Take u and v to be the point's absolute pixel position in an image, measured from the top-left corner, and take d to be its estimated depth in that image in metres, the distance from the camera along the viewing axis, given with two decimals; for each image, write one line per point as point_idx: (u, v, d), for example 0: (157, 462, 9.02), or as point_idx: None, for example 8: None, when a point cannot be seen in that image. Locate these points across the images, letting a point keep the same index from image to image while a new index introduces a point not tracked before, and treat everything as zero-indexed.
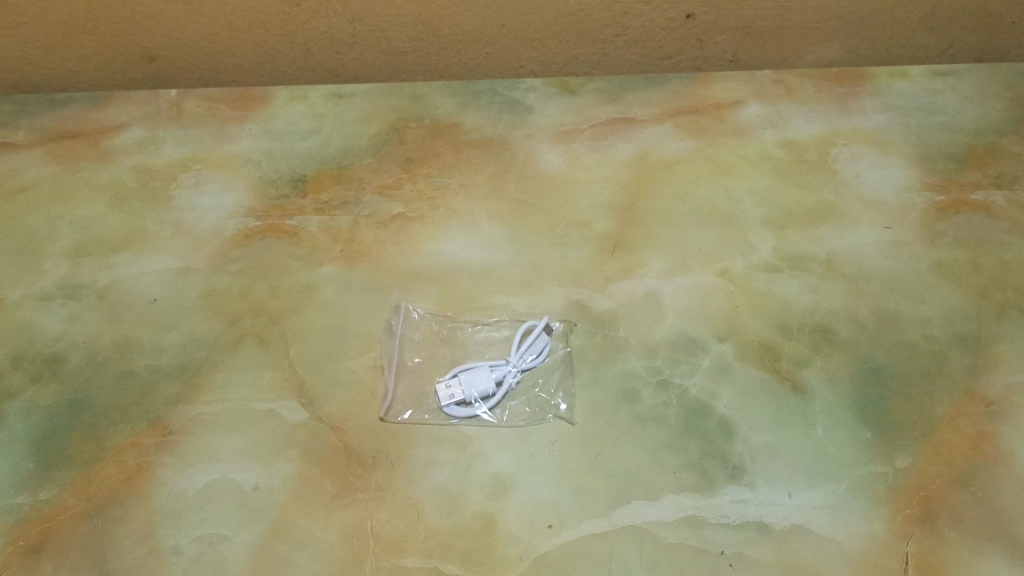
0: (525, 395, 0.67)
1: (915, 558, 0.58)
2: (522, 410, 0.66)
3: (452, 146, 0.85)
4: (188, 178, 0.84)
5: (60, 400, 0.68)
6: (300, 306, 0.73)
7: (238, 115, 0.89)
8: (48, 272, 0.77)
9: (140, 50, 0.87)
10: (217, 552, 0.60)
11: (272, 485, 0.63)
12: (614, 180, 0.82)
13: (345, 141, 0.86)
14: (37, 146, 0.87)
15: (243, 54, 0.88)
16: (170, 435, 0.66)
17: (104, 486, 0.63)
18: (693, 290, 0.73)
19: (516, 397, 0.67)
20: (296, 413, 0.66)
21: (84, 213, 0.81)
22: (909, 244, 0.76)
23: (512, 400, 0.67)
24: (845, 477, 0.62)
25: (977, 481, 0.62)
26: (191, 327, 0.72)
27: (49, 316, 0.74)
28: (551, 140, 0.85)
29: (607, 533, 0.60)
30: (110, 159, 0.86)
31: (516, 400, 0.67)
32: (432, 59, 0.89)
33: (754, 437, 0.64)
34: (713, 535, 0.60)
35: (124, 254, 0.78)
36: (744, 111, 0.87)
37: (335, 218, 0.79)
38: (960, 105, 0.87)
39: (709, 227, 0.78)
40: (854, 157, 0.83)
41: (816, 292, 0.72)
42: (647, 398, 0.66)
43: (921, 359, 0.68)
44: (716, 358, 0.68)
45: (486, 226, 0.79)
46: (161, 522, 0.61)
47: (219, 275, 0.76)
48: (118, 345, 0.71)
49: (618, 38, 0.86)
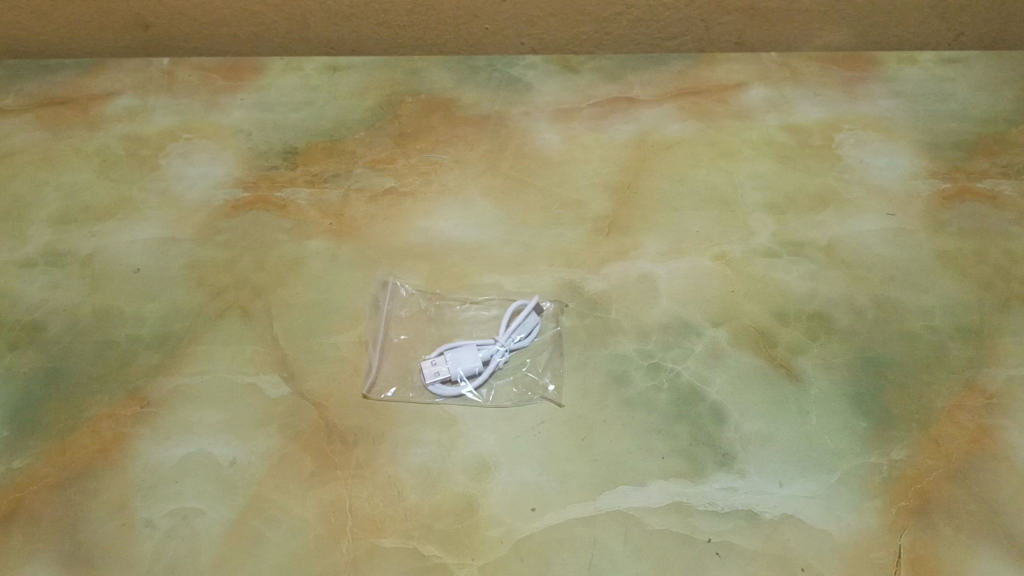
0: (512, 376, 0.65)
1: (908, 551, 0.57)
2: (508, 392, 0.65)
3: (447, 122, 0.83)
4: (177, 147, 0.82)
5: (38, 370, 0.66)
6: (285, 279, 0.71)
7: (231, 85, 0.87)
8: (31, 239, 0.75)
9: (133, 17, 0.85)
10: (191, 527, 0.58)
11: (250, 460, 0.61)
12: (612, 161, 0.80)
13: (339, 113, 0.84)
14: (25, 111, 0.85)
15: (238, 24, 0.86)
16: (148, 406, 0.64)
17: (79, 456, 0.62)
18: (688, 274, 0.71)
19: (502, 376, 0.65)
20: (277, 388, 0.65)
21: (70, 180, 0.80)
22: (913, 233, 0.74)
23: (498, 380, 0.65)
24: (839, 467, 0.60)
25: (974, 475, 0.60)
26: (174, 297, 0.71)
27: (30, 283, 0.72)
28: (549, 119, 0.83)
29: (590, 518, 0.58)
30: (99, 127, 0.84)
31: (503, 380, 0.65)
32: (431, 33, 0.87)
33: (746, 424, 0.62)
34: (700, 523, 0.58)
35: (109, 222, 0.76)
36: (748, 94, 0.85)
37: (325, 192, 0.78)
38: (970, 93, 0.84)
39: (708, 210, 0.76)
40: (859, 143, 0.81)
41: (815, 279, 0.71)
42: (637, 382, 0.65)
43: (920, 349, 0.66)
44: (709, 343, 0.67)
45: (479, 204, 0.77)
46: (135, 494, 0.60)
47: (204, 246, 0.74)
48: (98, 314, 0.70)
49: (621, 16, 0.84)
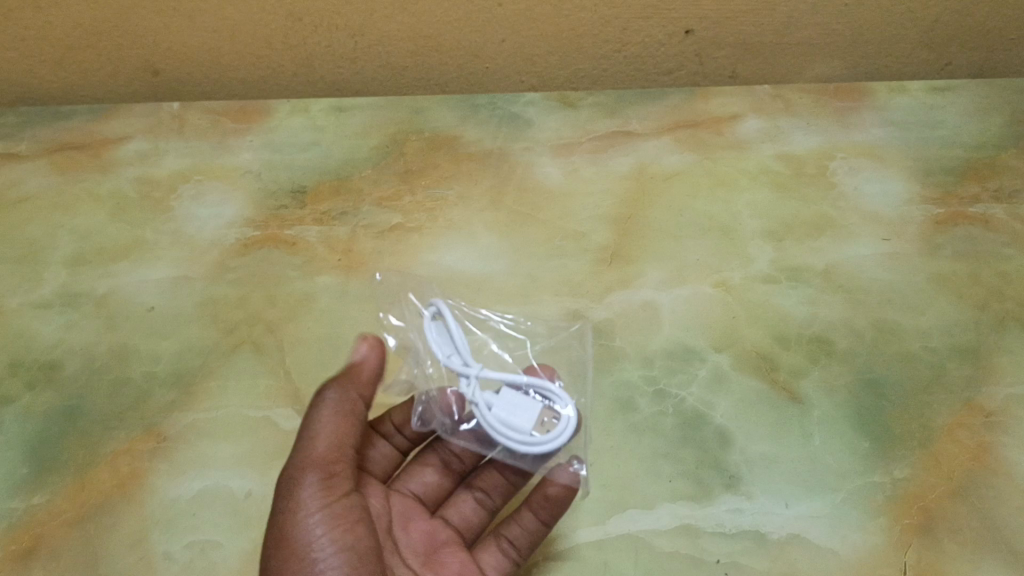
0: (500, 396, 0.57)
1: (913, 569, 0.58)
2: (485, 410, 0.57)
3: (451, 158, 0.86)
4: (188, 189, 0.85)
5: (57, 407, 0.68)
6: (297, 314, 0.73)
7: (239, 127, 0.89)
8: (46, 280, 0.77)
9: (144, 63, 0.88)
10: (209, 559, 0.59)
11: (265, 492, 0.63)
12: (613, 192, 0.82)
13: (345, 153, 0.87)
14: (40, 157, 0.88)
15: (245, 70, 0.89)
16: (164, 441, 0.66)
17: (97, 491, 0.63)
18: (689, 301, 0.73)
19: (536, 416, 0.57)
20: (290, 420, 0.66)
21: (84, 223, 0.82)
22: (909, 256, 0.75)
23: (522, 415, 0.57)
24: (844, 487, 0.61)
25: (975, 492, 0.61)
26: (189, 334, 0.72)
27: (47, 323, 0.74)
28: (550, 153, 0.86)
29: (601, 542, 0.60)
30: (111, 170, 0.87)
31: (496, 407, 0.57)
32: (433, 74, 0.90)
33: (752, 447, 0.64)
34: (709, 544, 0.59)
35: (122, 263, 0.78)
36: (744, 125, 0.87)
37: (334, 229, 0.80)
38: (959, 120, 0.86)
39: (708, 238, 0.77)
40: (853, 170, 0.83)
41: (814, 303, 0.72)
42: (643, 407, 0.66)
43: (920, 369, 0.68)
44: (713, 368, 0.68)
45: (484, 237, 0.79)
46: (153, 528, 0.61)
47: (216, 283, 0.76)
48: (115, 352, 0.71)
49: (617, 53, 0.87)
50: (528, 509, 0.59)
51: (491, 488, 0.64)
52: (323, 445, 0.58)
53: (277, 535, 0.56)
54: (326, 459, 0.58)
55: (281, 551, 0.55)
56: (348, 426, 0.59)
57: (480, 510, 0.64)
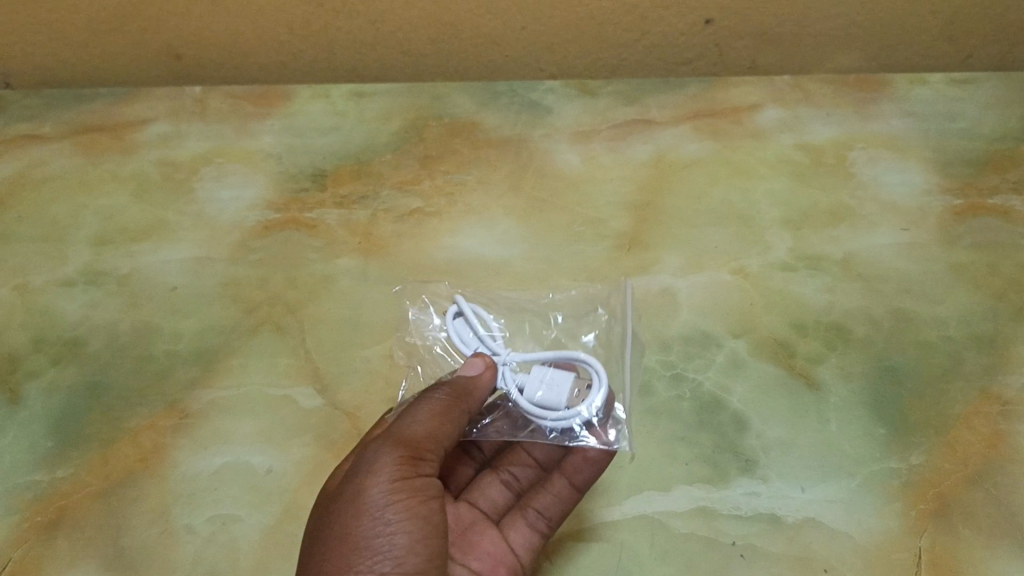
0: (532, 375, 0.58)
1: (928, 553, 0.58)
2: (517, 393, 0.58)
3: (471, 144, 0.86)
4: (210, 171, 0.85)
5: (81, 383, 0.69)
6: (317, 295, 0.74)
7: (260, 112, 0.90)
8: (70, 259, 0.78)
9: (165, 48, 0.88)
10: (230, 532, 0.60)
11: (286, 468, 0.63)
12: (632, 179, 0.82)
13: (365, 138, 0.87)
14: (64, 139, 0.89)
15: (266, 55, 0.89)
16: (186, 417, 0.66)
17: (120, 466, 0.64)
18: (707, 288, 0.73)
19: (567, 388, 0.57)
20: (310, 399, 0.67)
21: (107, 204, 0.83)
22: (927, 246, 0.75)
23: (553, 389, 0.57)
24: (859, 472, 0.62)
25: (991, 479, 0.61)
26: (210, 314, 0.73)
27: (70, 301, 0.75)
28: (569, 140, 0.86)
29: (618, 522, 0.60)
30: (134, 152, 0.88)
31: (527, 388, 0.58)
32: (452, 60, 0.90)
33: (768, 432, 0.64)
34: (725, 526, 0.59)
35: (145, 243, 0.79)
36: (763, 115, 0.87)
37: (354, 212, 0.80)
38: (979, 112, 0.86)
39: (726, 226, 0.78)
40: (871, 160, 0.83)
41: (832, 291, 0.72)
42: (660, 391, 0.66)
43: (937, 358, 0.68)
44: (730, 354, 0.68)
45: (503, 222, 0.79)
46: (175, 501, 0.62)
47: (237, 264, 0.77)
48: (137, 329, 0.72)
49: (636, 43, 0.87)
50: (563, 476, 0.61)
51: (520, 471, 0.66)
52: (422, 430, 0.54)
53: (349, 501, 0.51)
54: (420, 443, 0.54)
55: (343, 543, 0.49)
56: (450, 422, 0.56)
57: (506, 493, 0.66)
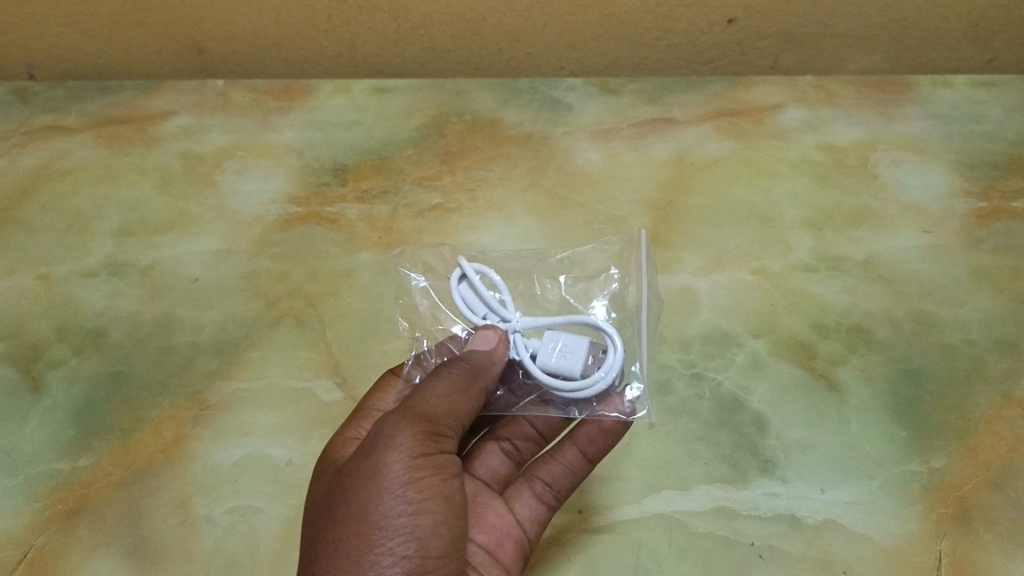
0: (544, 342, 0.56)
1: (948, 556, 0.58)
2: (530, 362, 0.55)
3: (492, 141, 0.86)
4: (232, 164, 0.86)
5: (103, 373, 0.69)
6: (338, 289, 0.74)
7: (282, 106, 0.91)
8: (93, 250, 0.79)
9: (190, 41, 0.89)
10: (250, 523, 0.61)
11: (305, 460, 0.64)
12: (653, 178, 0.82)
13: (387, 133, 0.88)
14: (88, 131, 0.89)
15: (288, 50, 0.89)
16: (207, 409, 0.67)
17: (141, 456, 0.64)
18: (727, 287, 0.73)
19: (580, 356, 0.55)
20: (330, 392, 0.67)
21: (129, 196, 0.83)
22: (950, 249, 0.75)
23: (567, 356, 0.55)
24: (880, 474, 0.62)
25: (1013, 483, 0.61)
26: (231, 307, 0.73)
27: (93, 291, 0.75)
28: (590, 138, 0.86)
29: (637, 521, 0.60)
30: (157, 145, 0.88)
31: (541, 355, 0.55)
32: (473, 57, 0.90)
33: (788, 433, 0.64)
34: (744, 526, 0.59)
35: (167, 235, 0.80)
36: (785, 115, 0.87)
37: (375, 207, 0.80)
38: (1003, 115, 0.86)
39: (748, 226, 0.77)
40: (894, 162, 0.83)
41: (853, 293, 0.72)
42: (680, 390, 0.66)
43: (959, 361, 0.68)
44: (750, 354, 0.68)
45: (523, 219, 0.79)
46: (196, 492, 0.62)
47: (259, 257, 0.77)
48: (159, 321, 0.73)
49: (658, 42, 0.86)
50: (574, 446, 0.59)
51: (519, 438, 0.63)
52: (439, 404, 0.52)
53: (366, 479, 0.49)
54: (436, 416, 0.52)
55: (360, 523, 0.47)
56: (468, 399, 0.54)
57: (506, 462, 0.63)
